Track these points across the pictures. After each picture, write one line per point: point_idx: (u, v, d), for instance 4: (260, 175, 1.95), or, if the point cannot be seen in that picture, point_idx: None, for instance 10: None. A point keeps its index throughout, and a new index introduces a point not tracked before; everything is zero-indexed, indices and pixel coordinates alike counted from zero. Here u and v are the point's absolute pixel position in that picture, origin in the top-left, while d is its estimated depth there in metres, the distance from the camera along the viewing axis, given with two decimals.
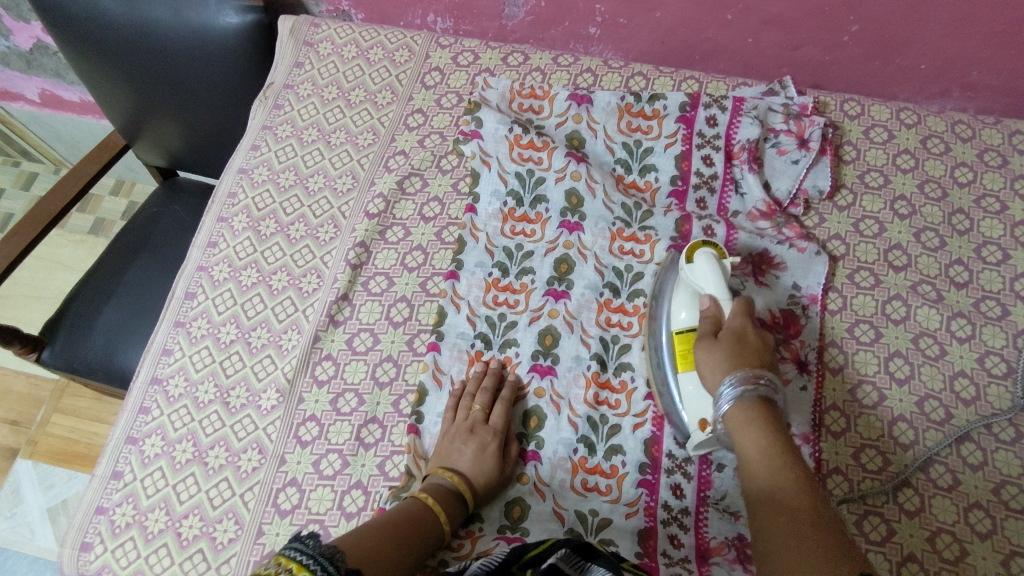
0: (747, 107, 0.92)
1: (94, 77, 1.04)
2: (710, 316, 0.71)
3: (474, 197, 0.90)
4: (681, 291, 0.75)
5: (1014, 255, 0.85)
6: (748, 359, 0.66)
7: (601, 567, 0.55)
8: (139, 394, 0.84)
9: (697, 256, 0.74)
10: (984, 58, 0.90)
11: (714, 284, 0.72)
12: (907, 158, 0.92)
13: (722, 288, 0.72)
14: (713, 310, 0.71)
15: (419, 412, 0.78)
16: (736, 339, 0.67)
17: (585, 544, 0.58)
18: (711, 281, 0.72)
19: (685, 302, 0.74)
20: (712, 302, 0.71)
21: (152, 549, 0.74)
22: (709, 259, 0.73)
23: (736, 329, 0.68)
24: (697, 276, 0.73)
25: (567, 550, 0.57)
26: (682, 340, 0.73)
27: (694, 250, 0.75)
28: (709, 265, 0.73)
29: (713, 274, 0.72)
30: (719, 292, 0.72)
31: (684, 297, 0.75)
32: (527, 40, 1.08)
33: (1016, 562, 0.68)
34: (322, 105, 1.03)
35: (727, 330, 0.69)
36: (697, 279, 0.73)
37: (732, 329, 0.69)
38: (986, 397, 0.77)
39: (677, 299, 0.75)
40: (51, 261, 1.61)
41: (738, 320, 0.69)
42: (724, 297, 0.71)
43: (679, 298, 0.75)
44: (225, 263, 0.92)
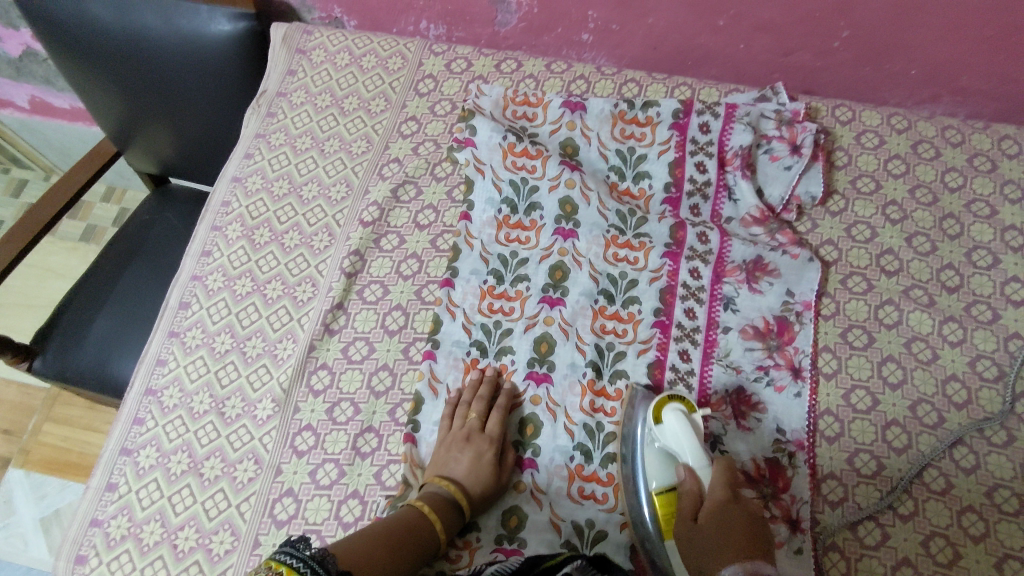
0: (740, 113, 0.92)
1: (84, 85, 1.03)
2: (690, 488, 0.68)
3: (468, 205, 0.90)
4: (652, 452, 0.72)
5: (1004, 259, 0.85)
6: (738, 540, 0.62)
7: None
8: (133, 404, 0.84)
9: (666, 415, 0.71)
10: (972, 63, 0.91)
11: (689, 447, 0.69)
12: (898, 163, 0.92)
13: (697, 452, 0.69)
14: (691, 479, 0.69)
15: (416, 421, 0.78)
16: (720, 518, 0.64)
17: (599, 560, 0.61)
18: (686, 444, 0.69)
19: (658, 466, 0.71)
20: (689, 471, 0.69)
21: (148, 561, 0.74)
22: (680, 416, 0.70)
23: (717, 505, 0.65)
24: (667, 436, 0.71)
25: (582, 561, 0.60)
26: (664, 508, 0.69)
27: (662, 404, 0.73)
28: (681, 426, 0.70)
29: (687, 437, 0.69)
30: (696, 457, 0.69)
31: (656, 460, 0.71)
32: (519, 46, 1.08)
33: (1009, 565, 0.68)
34: (316, 113, 1.03)
35: (709, 507, 0.65)
36: (670, 441, 0.71)
37: (714, 505, 0.65)
38: (978, 401, 0.77)
39: (649, 462, 0.72)
40: (42, 268, 1.60)
41: (719, 492, 0.66)
42: (700, 464, 0.69)
43: (651, 460, 0.72)
44: (219, 273, 0.91)
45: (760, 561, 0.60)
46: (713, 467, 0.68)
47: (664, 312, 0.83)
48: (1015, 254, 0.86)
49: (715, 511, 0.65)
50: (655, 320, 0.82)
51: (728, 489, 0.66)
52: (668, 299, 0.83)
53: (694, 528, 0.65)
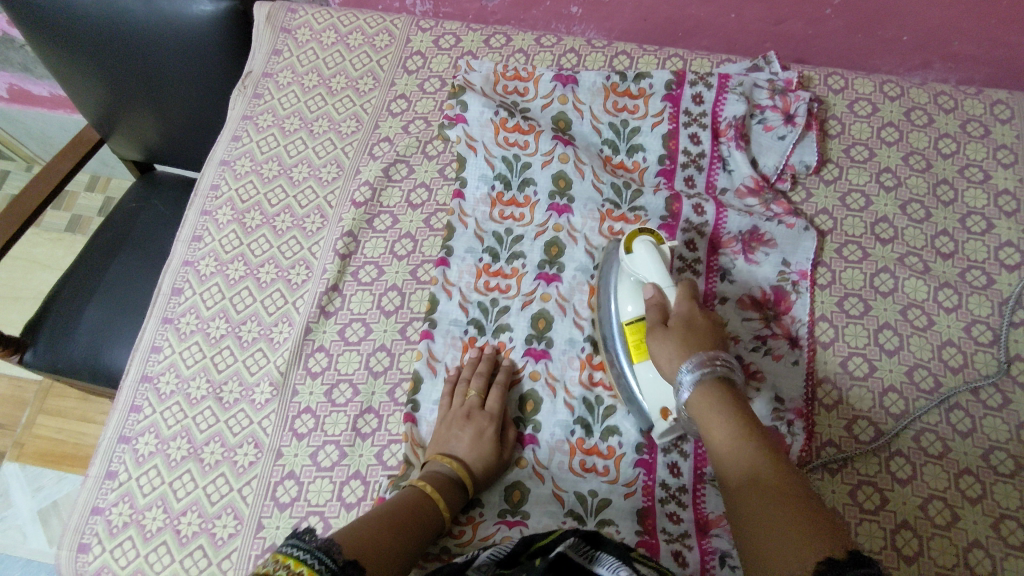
0: (732, 84, 0.91)
1: (64, 68, 0.99)
2: (656, 305, 0.69)
3: (461, 183, 0.89)
4: (625, 281, 0.74)
5: (998, 224, 0.86)
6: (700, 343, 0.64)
7: (610, 556, 0.54)
8: (129, 392, 0.83)
9: (636, 245, 0.72)
10: (965, 28, 0.90)
11: (657, 271, 0.70)
12: (892, 131, 0.92)
13: (665, 276, 0.70)
14: (657, 298, 0.69)
15: (415, 400, 0.78)
16: (687, 325, 0.65)
17: (595, 533, 0.57)
18: (654, 270, 0.70)
19: (630, 294, 0.73)
20: (657, 291, 0.69)
21: (152, 547, 0.74)
22: (649, 245, 0.71)
23: (684, 315, 0.66)
24: (637, 265, 0.71)
25: (575, 539, 0.56)
26: (634, 332, 0.72)
27: (632, 236, 0.73)
28: (651, 254, 0.70)
29: (654, 264, 0.70)
30: (663, 278, 0.69)
31: (629, 289, 0.73)
32: (508, 21, 1.07)
33: (1006, 525, 0.70)
34: (303, 93, 1.01)
35: (676, 316, 0.67)
36: (639, 268, 0.71)
37: (681, 315, 0.66)
38: (973, 364, 0.78)
39: (622, 290, 0.74)
40: (28, 260, 1.57)
41: (686, 306, 0.67)
42: (668, 283, 0.69)
43: (625, 289, 0.74)
44: (211, 258, 0.90)
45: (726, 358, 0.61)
46: (679, 287, 0.69)
47: None
48: (1009, 219, 0.86)
49: (684, 320, 0.66)
50: None
51: (693, 304, 0.68)
52: None
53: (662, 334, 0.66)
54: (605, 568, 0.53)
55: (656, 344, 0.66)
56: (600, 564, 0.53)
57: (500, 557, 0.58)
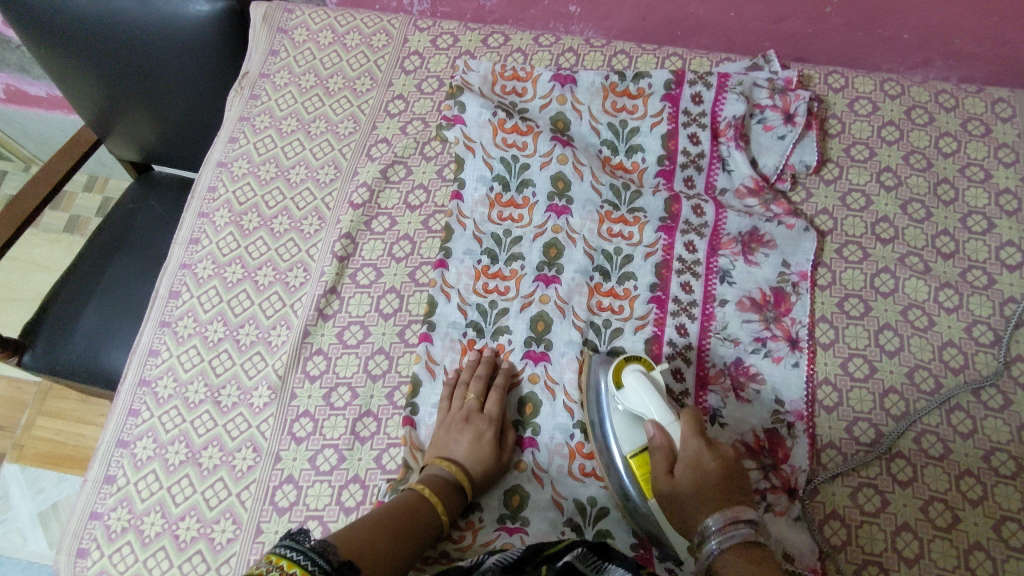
0: (732, 83, 0.91)
1: (61, 70, 0.99)
2: (661, 446, 0.65)
3: (460, 184, 0.88)
4: (619, 416, 0.69)
5: (999, 223, 0.85)
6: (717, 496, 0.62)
7: (619, 567, 0.54)
8: (128, 396, 0.83)
9: (626, 378, 0.68)
10: (966, 25, 0.90)
11: (655, 407, 0.66)
12: (892, 129, 0.92)
13: (663, 409, 0.66)
14: (662, 438, 0.65)
15: (414, 403, 0.78)
16: (697, 473, 0.62)
17: (603, 545, 0.58)
18: (651, 404, 0.66)
19: (627, 430, 0.69)
20: (658, 428, 0.65)
21: (150, 552, 0.73)
22: (641, 377, 0.67)
23: (693, 461, 0.63)
24: (632, 400, 0.67)
25: (583, 548, 0.57)
26: (641, 470, 0.67)
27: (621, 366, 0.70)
28: (645, 387, 0.66)
29: (651, 397, 0.66)
30: (662, 414, 0.66)
31: (625, 422, 0.69)
32: (506, 20, 1.06)
33: (1007, 527, 0.69)
34: (300, 94, 1.01)
35: (683, 463, 0.63)
36: (634, 404, 0.67)
37: (688, 461, 0.63)
38: (974, 365, 0.78)
39: (618, 427, 0.69)
40: (26, 261, 1.57)
41: (691, 446, 0.63)
42: (669, 421, 0.65)
43: (620, 425, 0.69)
44: (208, 260, 0.90)
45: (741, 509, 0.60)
46: (681, 421, 0.65)
47: (660, 286, 0.82)
48: (1010, 218, 0.86)
49: (691, 464, 0.63)
50: (652, 295, 0.82)
51: (699, 440, 0.64)
52: (665, 273, 0.83)
53: (673, 485, 0.63)
54: None
55: (669, 496, 0.63)
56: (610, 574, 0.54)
57: (506, 563, 0.58)
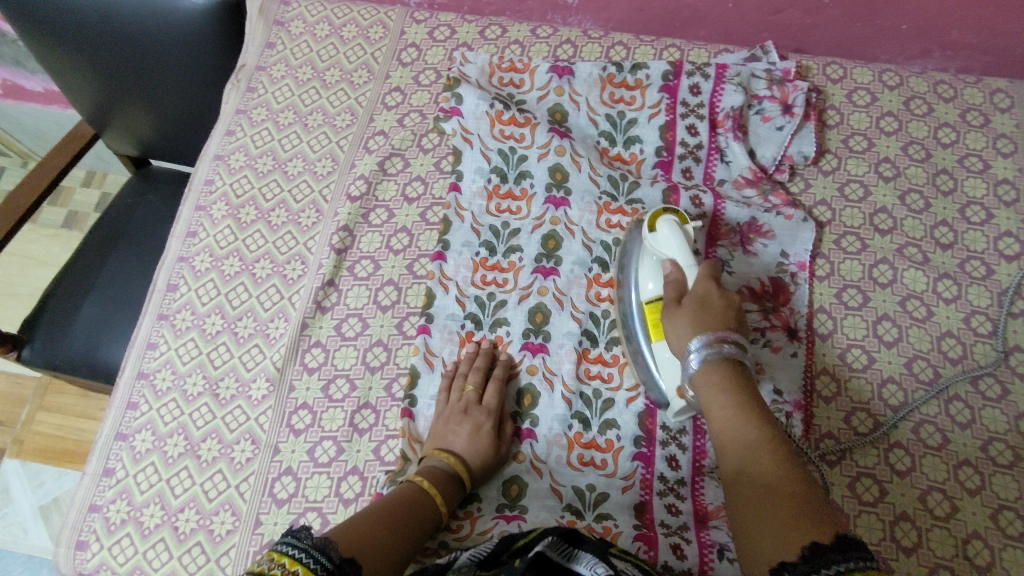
0: (730, 74, 0.90)
1: (55, 63, 0.98)
2: (673, 283, 0.70)
3: (457, 175, 0.88)
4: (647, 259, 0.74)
5: (997, 214, 0.85)
6: (712, 324, 0.64)
7: (589, 553, 0.53)
8: (126, 388, 0.83)
9: (659, 224, 0.72)
10: (964, 16, 0.89)
11: (678, 250, 0.70)
12: (891, 120, 0.92)
13: (682, 251, 0.70)
14: (676, 275, 0.70)
15: (412, 395, 0.78)
16: (700, 305, 0.66)
17: (574, 529, 0.56)
18: (673, 247, 0.70)
19: (650, 272, 0.73)
20: (674, 267, 0.70)
21: (150, 544, 0.73)
22: (673, 226, 0.71)
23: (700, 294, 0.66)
24: (658, 243, 0.72)
25: (554, 537, 0.56)
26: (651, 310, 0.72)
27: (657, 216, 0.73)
28: (673, 233, 0.70)
29: (676, 241, 0.70)
30: (682, 255, 0.70)
31: (650, 267, 0.74)
32: (503, 12, 1.06)
33: (1004, 516, 0.69)
34: (297, 87, 1.00)
35: (691, 295, 0.67)
36: (659, 246, 0.72)
37: (695, 294, 0.67)
38: (972, 355, 0.78)
39: (643, 270, 0.74)
40: (24, 256, 1.57)
41: (701, 285, 0.67)
42: (689, 263, 0.69)
43: (646, 267, 0.74)
44: (206, 253, 0.90)
45: (731, 333, 0.63)
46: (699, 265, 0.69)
47: None
48: (1009, 209, 0.85)
49: (698, 298, 0.67)
50: None
51: (712, 282, 0.68)
52: None
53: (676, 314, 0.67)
54: (583, 567, 0.52)
55: (671, 321, 0.67)
56: (580, 561, 0.53)
57: (480, 558, 0.58)
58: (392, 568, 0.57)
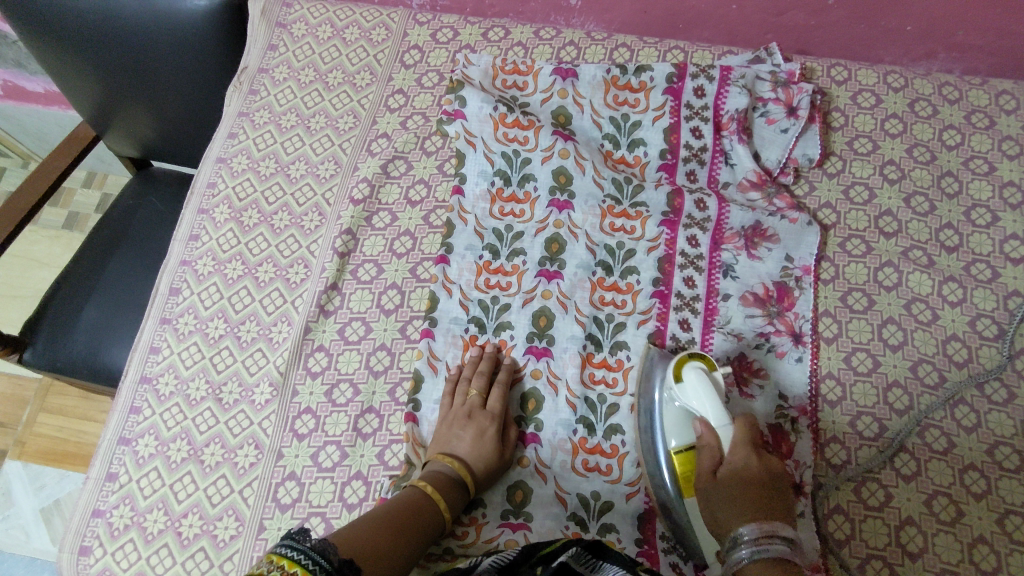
0: (734, 76, 0.90)
1: (57, 67, 0.98)
2: (709, 447, 0.64)
3: (460, 178, 0.88)
4: (672, 408, 0.69)
5: (1003, 216, 0.85)
6: (757, 506, 0.59)
7: (613, 565, 0.53)
8: (129, 393, 0.82)
9: (686, 372, 0.67)
10: (969, 17, 0.89)
11: (709, 406, 0.65)
12: (895, 122, 0.91)
13: (716, 408, 0.64)
14: (709, 437, 0.65)
15: (416, 400, 0.78)
16: (740, 480, 0.61)
17: (597, 541, 0.56)
18: (705, 402, 0.65)
19: (677, 425, 0.68)
20: (707, 427, 0.65)
21: (153, 549, 0.73)
22: (701, 374, 0.66)
23: (740, 466, 0.61)
24: (687, 394, 0.66)
25: (578, 548, 0.56)
26: (683, 466, 0.67)
27: (682, 363, 0.69)
28: (702, 385, 0.65)
29: (708, 397, 0.65)
30: (716, 415, 0.64)
31: (676, 418, 0.68)
32: (506, 13, 1.05)
33: (1011, 520, 0.69)
34: (299, 89, 1.00)
35: (728, 467, 0.62)
36: (689, 399, 0.66)
37: (733, 466, 0.62)
38: (977, 358, 0.77)
39: (668, 420, 0.69)
40: (26, 258, 1.57)
41: (739, 453, 0.62)
42: (721, 423, 0.64)
43: (671, 418, 0.69)
44: (208, 257, 0.89)
45: (779, 523, 0.57)
46: (733, 425, 0.64)
47: (663, 281, 0.82)
48: (1014, 211, 0.85)
49: (737, 471, 0.61)
50: (655, 290, 0.82)
51: (749, 449, 0.62)
52: (667, 268, 0.82)
53: (714, 487, 0.62)
54: None
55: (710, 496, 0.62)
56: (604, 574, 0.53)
57: (502, 564, 0.58)
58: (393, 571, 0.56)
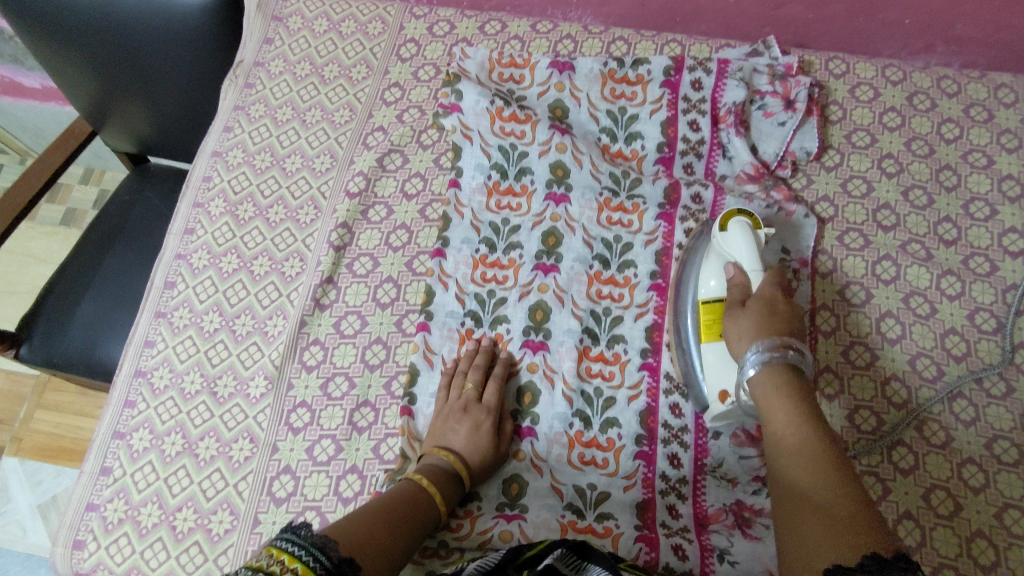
0: (732, 69, 0.90)
1: (51, 61, 0.97)
2: (737, 286, 0.68)
3: (457, 172, 0.88)
4: (712, 259, 0.73)
5: (1001, 210, 0.84)
6: (777, 326, 0.62)
7: (598, 567, 0.52)
8: (124, 387, 0.82)
9: (730, 225, 0.72)
10: (968, 11, 0.89)
11: (746, 253, 0.69)
12: (894, 116, 0.91)
13: (752, 257, 0.69)
14: (739, 278, 0.69)
15: (411, 394, 0.77)
16: (767, 307, 0.64)
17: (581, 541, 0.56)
18: (744, 249, 0.70)
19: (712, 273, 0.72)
20: (739, 271, 0.69)
21: (147, 543, 0.73)
22: (743, 227, 0.70)
23: (767, 296, 0.65)
24: (728, 244, 0.71)
25: (562, 549, 0.55)
26: (708, 312, 0.71)
27: (728, 217, 0.73)
28: (744, 235, 0.70)
29: (746, 245, 0.70)
30: (751, 262, 0.69)
31: (713, 266, 0.72)
32: (503, 7, 1.05)
33: (1009, 514, 0.69)
34: (295, 83, 1.00)
35: (755, 297, 0.66)
36: (729, 248, 0.71)
37: (761, 297, 0.65)
38: (976, 352, 0.77)
39: (705, 270, 0.73)
40: (23, 254, 1.56)
41: (767, 290, 0.66)
42: (755, 267, 0.69)
43: (708, 267, 0.73)
44: (203, 251, 0.89)
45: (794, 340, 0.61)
46: (766, 272, 0.68)
47: (660, 275, 0.82)
48: (1013, 204, 0.85)
49: (763, 301, 0.65)
50: (652, 283, 0.81)
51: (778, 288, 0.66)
52: (665, 261, 0.82)
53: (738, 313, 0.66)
54: None
55: (733, 319, 0.65)
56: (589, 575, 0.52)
57: (486, 568, 0.55)
58: (396, 562, 0.57)
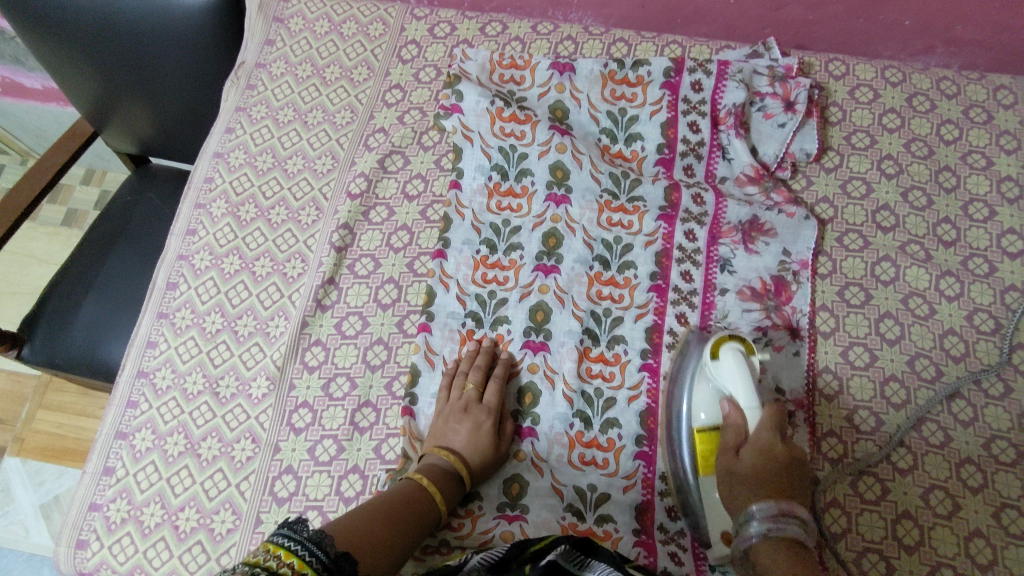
0: (732, 71, 0.90)
1: (54, 63, 0.97)
2: (733, 425, 0.66)
3: (458, 173, 0.88)
4: (704, 385, 0.70)
5: (1000, 211, 0.85)
6: (775, 484, 0.60)
7: (602, 562, 0.53)
8: (126, 387, 0.82)
9: (723, 352, 0.68)
10: (967, 12, 0.89)
11: (741, 387, 0.66)
12: (893, 117, 0.91)
13: (747, 390, 0.66)
14: (735, 416, 0.66)
15: (413, 394, 0.77)
16: (764, 455, 0.62)
17: (586, 540, 0.57)
18: (738, 382, 0.66)
19: (705, 403, 0.69)
20: (734, 408, 0.66)
21: (150, 543, 0.73)
22: (737, 355, 0.68)
23: (764, 443, 0.63)
24: (721, 374, 0.68)
25: (566, 546, 0.56)
26: (704, 445, 0.68)
27: (720, 342, 0.70)
28: (737, 365, 0.67)
29: (742, 378, 0.66)
30: (747, 398, 0.66)
31: (705, 394, 0.69)
32: (503, 9, 1.06)
33: (1007, 514, 0.69)
34: (297, 84, 1.00)
35: (752, 445, 0.63)
36: (722, 378, 0.68)
37: (758, 444, 0.63)
38: (975, 353, 0.77)
39: (697, 396, 0.70)
40: (24, 255, 1.57)
41: (764, 433, 0.63)
42: (750, 405, 0.65)
43: (700, 395, 0.70)
44: (205, 252, 0.89)
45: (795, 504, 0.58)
46: (763, 409, 0.65)
47: (660, 276, 0.82)
48: (1012, 206, 0.85)
49: (761, 449, 0.62)
50: (652, 284, 0.82)
51: (775, 431, 0.63)
52: (665, 262, 0.82)
53: (736, 464, 0.63)
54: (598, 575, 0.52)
55: (730, 474, 0.63)
56: (592, 570, 0.53)
57: (490, 562, 0.58)
58: (395, 559, 0.57)
